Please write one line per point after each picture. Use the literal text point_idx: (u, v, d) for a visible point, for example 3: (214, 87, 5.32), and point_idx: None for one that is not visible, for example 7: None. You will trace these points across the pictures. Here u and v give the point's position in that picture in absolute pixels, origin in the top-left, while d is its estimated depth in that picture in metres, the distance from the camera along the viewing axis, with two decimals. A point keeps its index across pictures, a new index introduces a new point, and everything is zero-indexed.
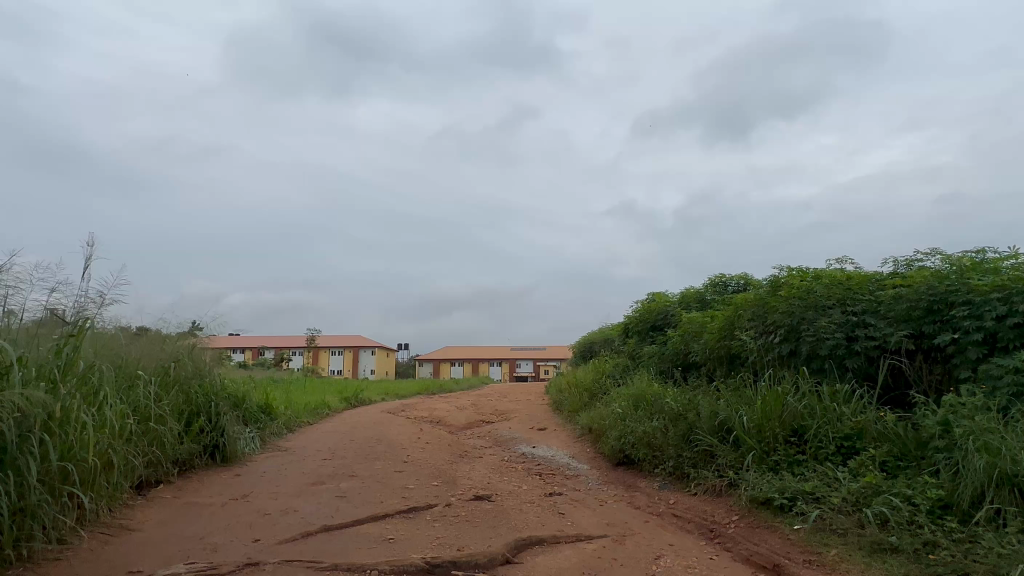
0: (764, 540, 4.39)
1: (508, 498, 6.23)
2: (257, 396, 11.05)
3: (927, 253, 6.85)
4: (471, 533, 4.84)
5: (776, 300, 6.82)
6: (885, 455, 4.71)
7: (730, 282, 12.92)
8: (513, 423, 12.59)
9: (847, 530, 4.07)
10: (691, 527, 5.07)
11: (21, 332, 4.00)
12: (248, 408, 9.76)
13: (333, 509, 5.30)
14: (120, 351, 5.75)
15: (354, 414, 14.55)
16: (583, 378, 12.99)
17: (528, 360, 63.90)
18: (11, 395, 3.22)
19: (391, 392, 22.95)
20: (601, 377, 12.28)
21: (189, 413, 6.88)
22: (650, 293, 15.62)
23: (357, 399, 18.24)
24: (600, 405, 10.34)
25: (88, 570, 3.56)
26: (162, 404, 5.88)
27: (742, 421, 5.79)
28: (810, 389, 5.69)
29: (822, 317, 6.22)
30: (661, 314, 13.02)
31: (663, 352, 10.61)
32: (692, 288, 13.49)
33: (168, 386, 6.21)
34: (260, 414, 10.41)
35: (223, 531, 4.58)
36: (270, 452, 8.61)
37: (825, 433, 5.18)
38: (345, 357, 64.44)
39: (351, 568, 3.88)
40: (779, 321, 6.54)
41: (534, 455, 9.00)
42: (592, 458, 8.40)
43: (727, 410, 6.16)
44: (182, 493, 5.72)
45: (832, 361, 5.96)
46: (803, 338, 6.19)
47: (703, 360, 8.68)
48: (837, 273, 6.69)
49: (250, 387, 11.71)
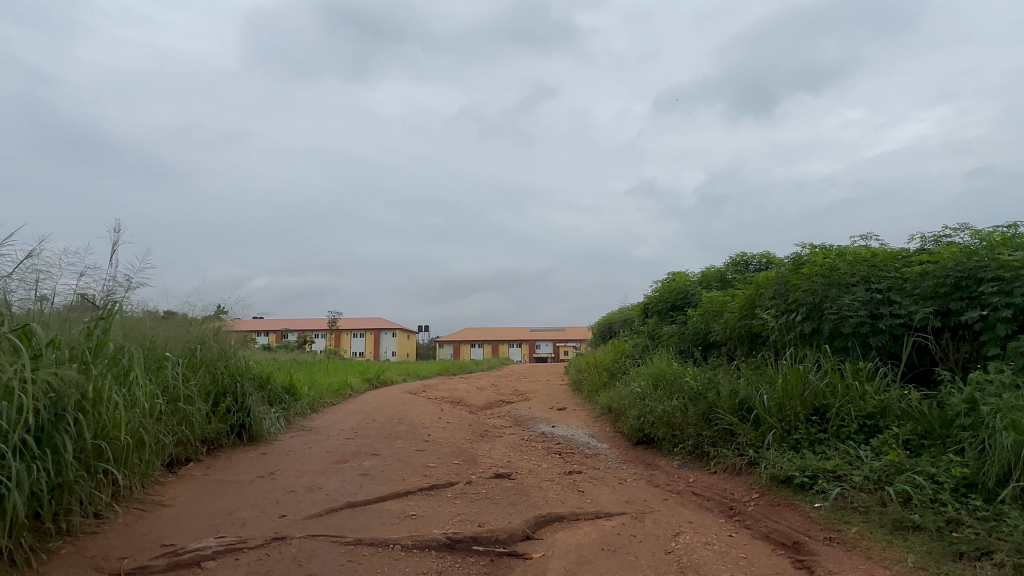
0: (784, 518, 4.40)
1: (528, 476, 6.30)
2: (282, 378, 11.28)
3: (956, 228, 6.68)
4: (491, 509, 4.92)
5: (799, 278, 6.73)
6: (909, 433, 4.66)
7: (752, 261, 12.76)
8: (533, 403, 12.68)
9: (868, 508, 4.06)
10: (711, 504, 5.09)
11: (54, 316, 4.12)
12: (272, 389, 9.97)
13: (357, 486, 5.42)
14: (148, 333, 5.90)
15: (376, 394, 14.77)
16: (603, 358, 13.00)
17: (547, 342, 64.04)
18: (46, 375, 3.33)
19: (413, 373, 23.25)
20: (621, 356, 12.28)
21: (216, 393, 7.05)
22: (670, 273, 15.50)
23: (379, 380, 18.52)
24: (619, 384, 10.35)
25: (124, 542, 3.71)
26: (189, 384, 6.04)
27: (763, 399, 5.76)
28: (832, 367, 5.63)
29: (846, 295, 6.12)
30: (681, 294, 12.92)
31: (683, 331, 10.56)
32: (713, 268, 13.36)
33: (195, 368, 6.37)
34: (285, 395, 10.63)
35: (251, 507, 4.71)
36: (295, 432, 8.80)
37: (847, 412, 5.13)
38: (367, 340, 65.24)
39: (375, 543, 3.97)
40: (801, 299, 6.46)
41: (554, 434, 9.08)
42: (612, 437, 8.44)
43: (748, 389, 6.13)
44: (211, 471, 5.90)
45: (856, 339, 5.88)
46: (826, 316, 6.11)
47: (724, 340, 8.61)
48: (862, 250, 6.57)
49: (275, 368, 11.95)
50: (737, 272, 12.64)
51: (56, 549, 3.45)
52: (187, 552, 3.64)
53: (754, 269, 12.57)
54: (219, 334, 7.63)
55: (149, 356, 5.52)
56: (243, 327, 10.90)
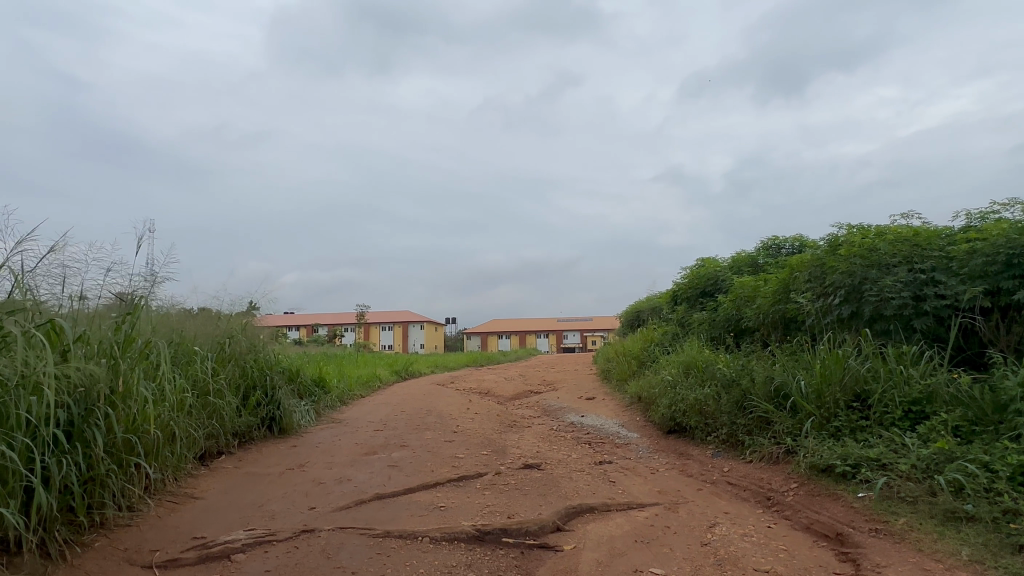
0: (825, 508, 4.22)
1: (557, 466, 6.21)
2: (311, 371, 11.39)
3: (1005, 204, 6.33)
4: (521, 501, 4.84)
5: (836, 260, 6.47)
6: (958, 419, 4.42)
7: (785, 244, 12.40)
8: (561, 393, 12.57)
9: (916, 498, 3.86)
10: (747, 494, 4.93)
11: (84, 312, 4.16)
12: (302, 382, 10.07)
13: (385, 478, 5.40)
14: (178, 328, 5.95)
15: (404, 386, 14.85)
16: (631, 346, 12.81)
17: (575, 332, 63.79)
18: (74, 370, 3.34)
19: (441, 364, 23.36)
20: (650, 345, 12.09)
21: (246, 386, 7.12)
22: (699, 259, 15.19)
23: (407, 371, 18.63)
24: (649, 373, 10.17)
25: (156, 535, 3.73)
26: (219, 378, 6.09)
27: (800, 386, 5.55)
28: (874, 352, 5.39)
29: (886, 276, 5.86)
30: (711, 280, 12.64)
31: (714, 318, 10.31)
32: (744, 252, 13.03)
33: (224, 362, 6.43)
34: (314, 388, 10.73)
35: (281, 499, 4.73)
36: (325, 424, 8.87)
37: (891, 398, 4.90)
38: (395, 333, 65.88)
39: (403, 536, 3.92)
40: (839, 282, 6.20)
41: (583, 424, 8.97)
42: (642, 426, 8.30)
43: (784, 375, 5.92)
44: (242, 464, 5.95)
45: (898, 322, 5.62)
46: (866, 299, 5.85)
47: (757, 325, 8.37)
48: (903, 229, 6.28)
49: (305, 362, 12.08)
50: (770, 256, 12.29)
51: (90, 541, 3.47)
52: (217, 545, 3.64)
53: (786, 252, 12.21)
54: (248, 328, 7.70)
55: (178, 351, 5.57)
56: (272, 322, 11.02)
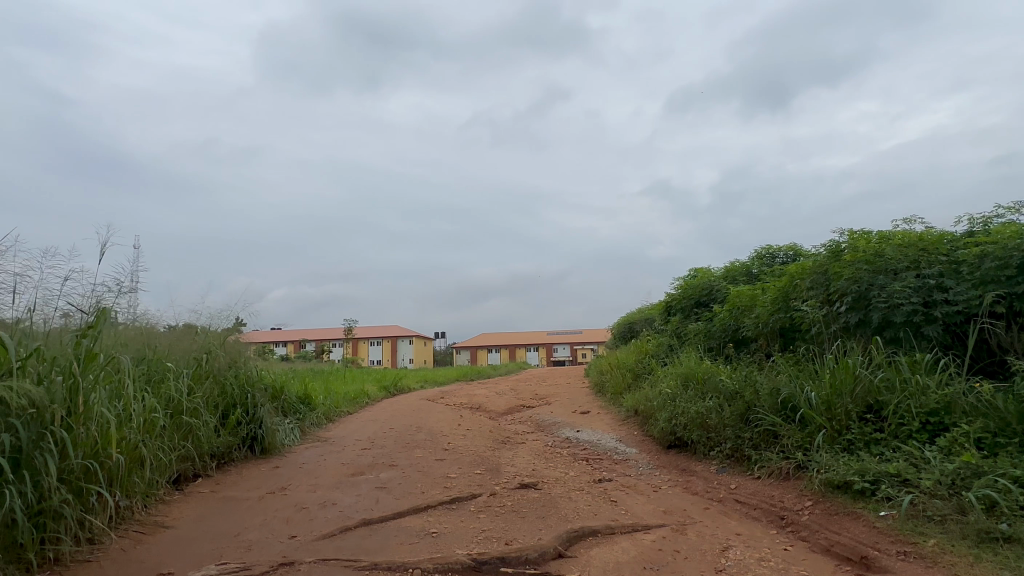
0: (846, 529, 3.94)
1: (555, 486, 5.89)
2: (296, 387, 11.00)
3: (1008, 208, 6.16)
4: (519, 524, 4.52)
5: (840, 266, 6.26)
6: (981, 430, 4.19)
7: (779, 254, 12.26)
8: (554, 407, 12.26)
9: (945, 517, 3.60)
10: (758, 514, 4.64)
11: (40, 328, 3.82)
12: (286, 399, 9.68)
13: (373, 501, 5.06)
14: (150, 344, 5.60)
15: (393, 401, 14.48)
16: (625, 358, 12.56)
17: (565, 345, 63.52)
18: (20, 389, 3.00)
19: (430, 379, 22.98)
20: (644, 357, 11.83)
21: (226, 405, 6.75)
22: (692, 269, 15.01)
23: (396, 387, 18.22)
24: (645, 385, 9.90)
25: (117, 571, 3.37)
26: (195, 397, 5.74)
27: (809, 397, 5.30)
28: (885, 360, 5.16)
29: (894, 282, 5.65)
30: (706, 290, 12.43)
31: (710, 328, 10.08)
32: (738, 262, 12.86)
33: (202, 378, 6.07)
34: (299, 405, 10.35)
35: (259, 527, 4.37)
36: (310, 443, 8.49)
37: (906, 409, 4.66)
38: (384, 348, 65.23)
39: (392, 567, 3.59)
40: (844, 288, 5.99)
41: (579, 439, 8.67)
42: (641, 441, 8.01)
43: (790, 386, 5.67)
44: (220, 488, 5.58)
45: (908, 330, 5.40)
46: (874, 305, 5.63)
47: (757, 335, 8.16)
48: (908, 233, 6.10)
49: (290, 378, 11.69)
50: (764, 265, 12.12)
51: None
52: None
53: (782, 261, 12.05)
54: (228, 343, 7.36)
55: (148, 368, 5.22)
56: (256, 337, 10.63)
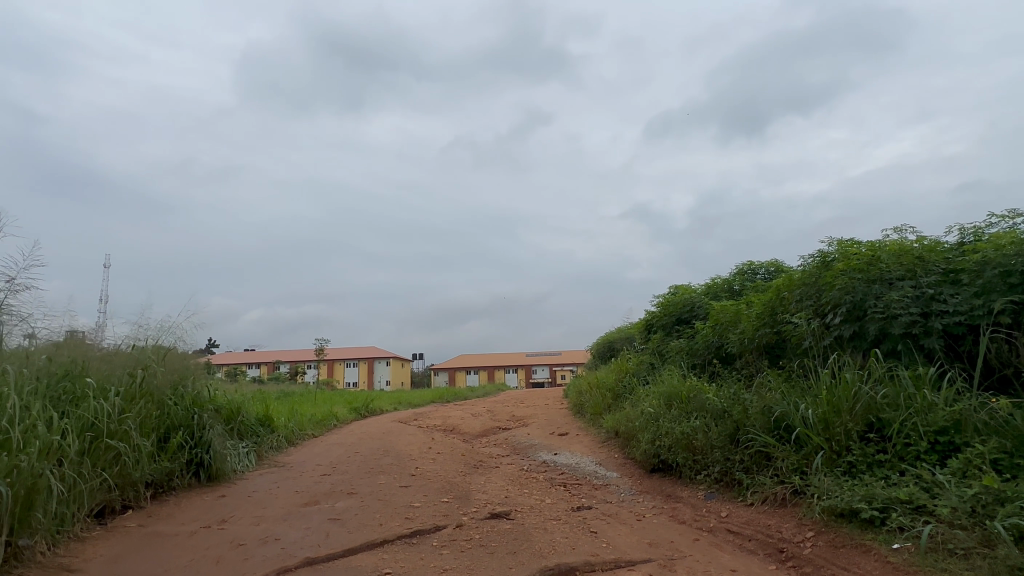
0: (856, 564, 3.48)
1: (530, 514, 5.35)
2: (256, 409, 10.32)
3: (999, 217, 5.82)
4: (487, 561, 3.97)
5: (831, 276, 5.91)
6: (997, 450, 3.79)
7: (760, 270, 12.00)
8: (531, 429, 11.71)
9: (970, 550, 3.17)
10: (754, 546, 4.16)
11: None
12: (242, 421, 9.02)
13: (323, 535, 4.47)
14: (62, 360, 5.05)
15: (363, 424, 13.79)
16: (605, 377, 12.10)
17: (544, 367, 62.94)
18: None
19: (405, 401, 22.26)
20: (625, 375, 11.38)
21: (166, 427, 6.10)
22: (672, 285, 14.70)
23: (368, 409, 17.46)
24: (626, 405, 9.44)
25: None
26: (126, 417, 5.13)
27: (805, 416, 4.88)
28: (886, 374, 4.76)
29: (890, 291, 5.31)
30: (688, 307, 12.08)
31: (693, 345, 9.69)
32: (719, 278, 12.57)
33: (137, 397, 5.45)
34: (257, 427, 9.66)
35: (183, 569, 3.76)
36: (266, 469, 7.83)
37: (912, 427, 4.26)
38: (361, 369, 63.95)
39: None
40: (837, 299, 5.62)
41: (557, 462, 8.13)
42: (622, 463, 7.52)
43: (783, 403, 5.25)
44: (150, 521, 4.95)
45: (908, 342, 5.03)
46: (870, 316, 5.26)
47: (742, 351, 7.78)
48: (901, 242, 5.77)
49: (250, 399, 10.98)
50: (746, 281, 11.82)
51: None
52: None
53: (764, 277, 11.76)
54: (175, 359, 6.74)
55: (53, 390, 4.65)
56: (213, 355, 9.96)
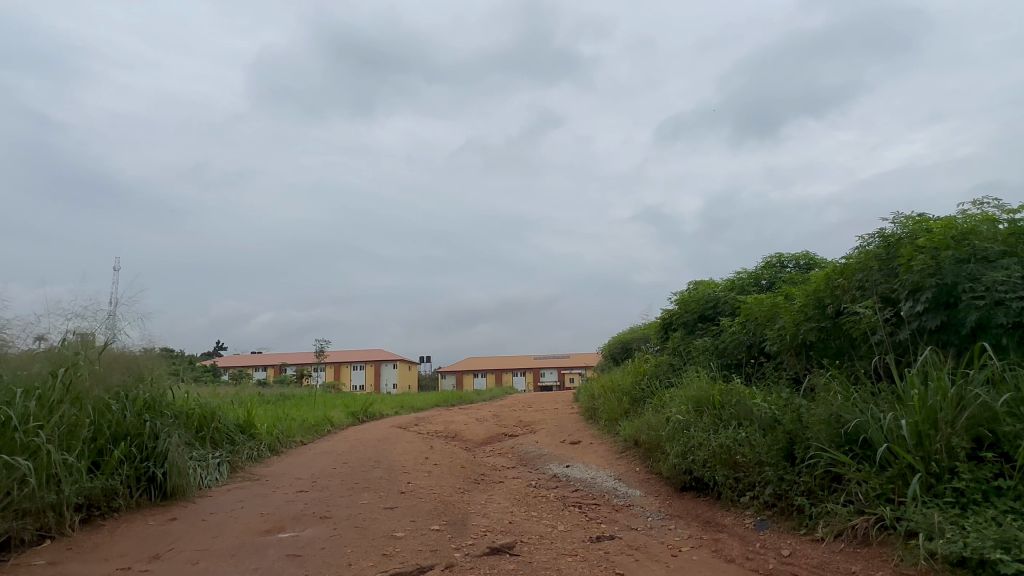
0: None
1: (539, 548, 4.33)
2: (236, 413, 9.36)
3: None
4: None
5: (904, 255, 4.86)
6: None
7: (789, 262, 10.99)
8: (539, 436, 10.69)
9: None
10: None
11: None
12: (214, 429, 8.04)
13: None
14: None
15: (359, 430, 12.82)
16: (619, 380, 11.07)
17: (553, 370, 61.87)
18: None
19: (407, 404, 21.30)
20: (642, 378, 10.34)
21: (101, 439, 5.15)
22: (691, 281, 13.65)
23: (366, 413, 16.48)
24: (647, 411, 8.42)
25: None
26: (38, 430, 4.19)
27: (889, 427, 3.85)
28: (995, 375, 3.73)
29: (987, 272, 4.29)
30: (711, 303, 11.03)
31: (721, 344, 8.65)
32: (744, 271, 11.50)
33: (62, 402, 4.51)
34: (235, 434, 8.69)
35: None
36: (236, 483, 6.84)
37: None
38: (367, 373, 63.13)
39: None
40: (915, 283, 4.57)
41: (570, 477, 7.13)
42: (645, 479, 6.50)
43: (854, 410, 4.22)
44: (62, 558, 3.96)
45: (1017, 336, 4.00)
46: (964, 304, 4.22)
47: (784, 349, 6.74)
48: (993, 214, 4.73)
49: (231, 404, 10.01)
50: (776, 275, 10.75)
51: None
52: None
53: (796, 269, 10.67)
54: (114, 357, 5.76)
55: None
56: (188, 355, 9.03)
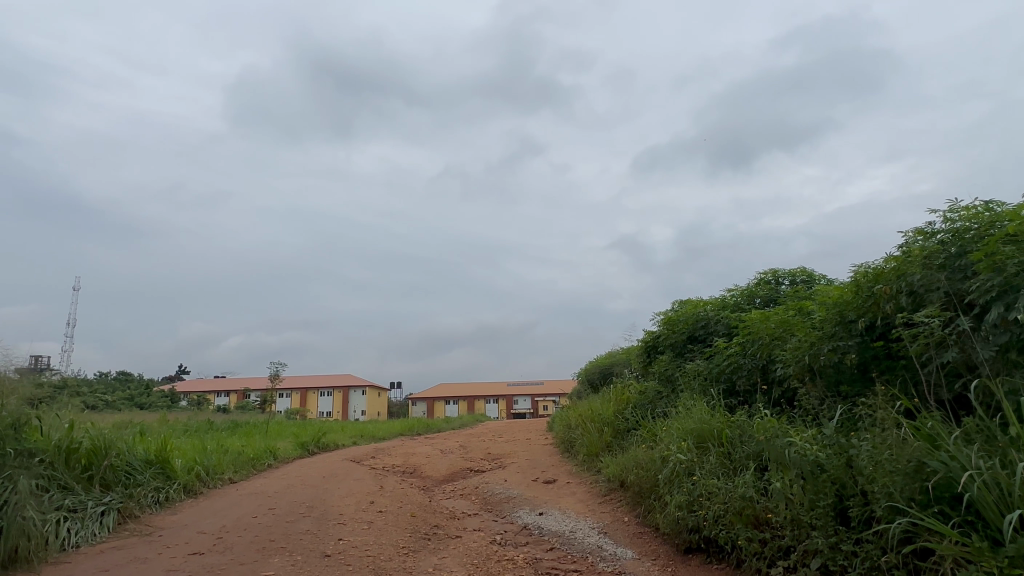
0: None
1: None
2: (144, 447, 7.81)
3: None
4: None
5: (981, 248, 3.76)
6: None
7: (785, 278, 10.01)
8: (508, 474, 9.34)
9: None
10: None
11: None
12: (105, 468, 6.51)
13: None
14: None
15: (303, 465, 11.26)
16: (598, 408, 9.84)
17: (526, 397, 60.30)
18: None
19: (369, 433, 19.55)
20: (626, 407, 9.11)
21: None
22: (676, 300, 12.54)
23: (318, 444, 14.80)
24: (635, 448, 7.21)
25: None
26: None
27: (1006, 482, 2.68)
28: None
29: None
30: (701, 323, 9.89)
31: (720, 368, 7.51)
32: (736, 288, 10.44)
33: None
34: (138, 470, 7.15)
35: None
36: (118, 542, 5.35)
37: None
38: (334, 399, 60.62)
39: None
40: (1005, 282, 3.46)
41: (543, 528, 5.82)
42: (637, 534, 5.23)
43: (938, 452, 3.05)
44: None
45: None
46: None
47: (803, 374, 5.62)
48: None
49: (141, 436, 8.42)
50: (772, 293, 9.70)
51: None
52: None
53: (794, 286, 9.64)
54: None
55: None
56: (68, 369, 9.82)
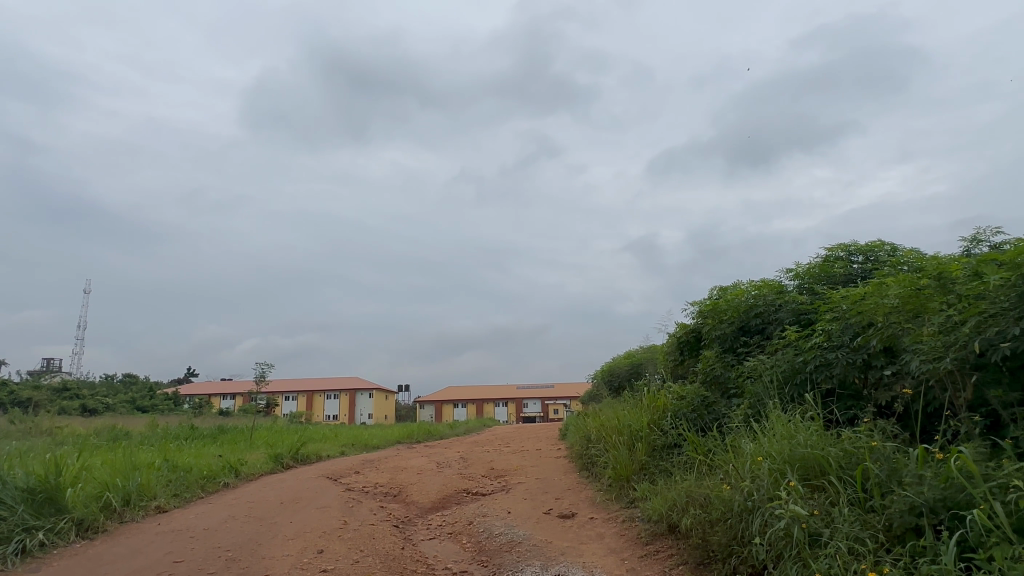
0: None
1: None
2: (25, 471, 5.85)
3: None
4: None
5: None
6: None
7: (858, 254, 7.94)
8: (513, 501, 7.34)
9: None
10: None
11: None
12: None
13: None
14: None
15: (264, 485, 9.27)
16: (623, 415, 7.78)
17: (537, 401, 58.22)
18: None
19: (363, 441, 17.57)
20: (662, 415, 7.04)
21: None
22: (716, 287, 10.41)
23: (296, 455, 12.79)
24: (689, 475, 5.20)
25: None
26: None
27: None
28: None
29: None
30: (753, 310, 7.82)
31: (800, 364, 5.49)
32: (795, 268, 8.32)
33: None
34: None
35: None
36: None
37: None
38: (341, 403, 58.83)
39: None
40: None
41: None
42: None
43: None
44: None
45: None
46: None
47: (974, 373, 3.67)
48: None
49: (30, 456, 6.43)
50: (847, 273, 7.60)
51: None
52: None
53: (877, 263, 7.55)
54: None
55: None
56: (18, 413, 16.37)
